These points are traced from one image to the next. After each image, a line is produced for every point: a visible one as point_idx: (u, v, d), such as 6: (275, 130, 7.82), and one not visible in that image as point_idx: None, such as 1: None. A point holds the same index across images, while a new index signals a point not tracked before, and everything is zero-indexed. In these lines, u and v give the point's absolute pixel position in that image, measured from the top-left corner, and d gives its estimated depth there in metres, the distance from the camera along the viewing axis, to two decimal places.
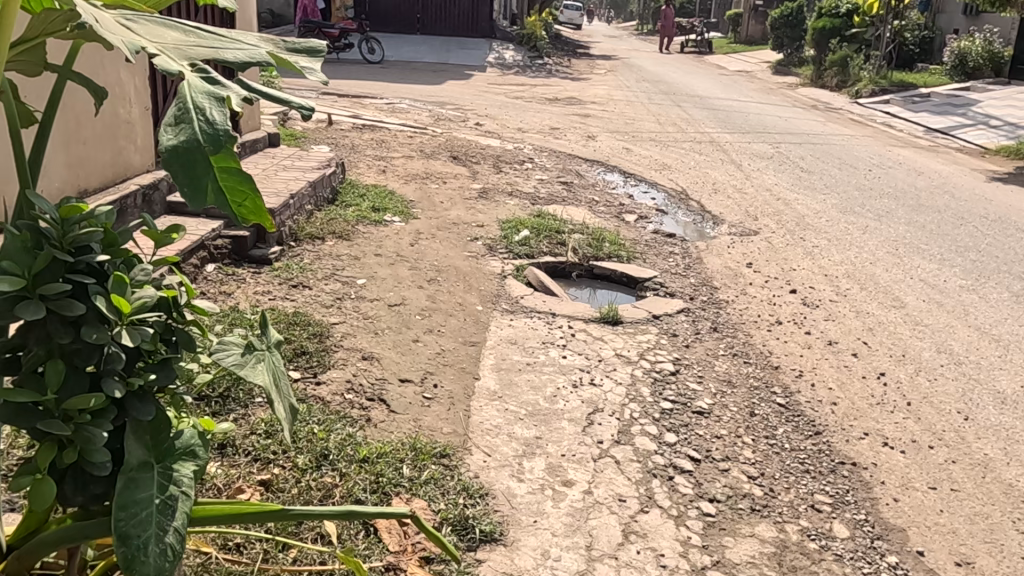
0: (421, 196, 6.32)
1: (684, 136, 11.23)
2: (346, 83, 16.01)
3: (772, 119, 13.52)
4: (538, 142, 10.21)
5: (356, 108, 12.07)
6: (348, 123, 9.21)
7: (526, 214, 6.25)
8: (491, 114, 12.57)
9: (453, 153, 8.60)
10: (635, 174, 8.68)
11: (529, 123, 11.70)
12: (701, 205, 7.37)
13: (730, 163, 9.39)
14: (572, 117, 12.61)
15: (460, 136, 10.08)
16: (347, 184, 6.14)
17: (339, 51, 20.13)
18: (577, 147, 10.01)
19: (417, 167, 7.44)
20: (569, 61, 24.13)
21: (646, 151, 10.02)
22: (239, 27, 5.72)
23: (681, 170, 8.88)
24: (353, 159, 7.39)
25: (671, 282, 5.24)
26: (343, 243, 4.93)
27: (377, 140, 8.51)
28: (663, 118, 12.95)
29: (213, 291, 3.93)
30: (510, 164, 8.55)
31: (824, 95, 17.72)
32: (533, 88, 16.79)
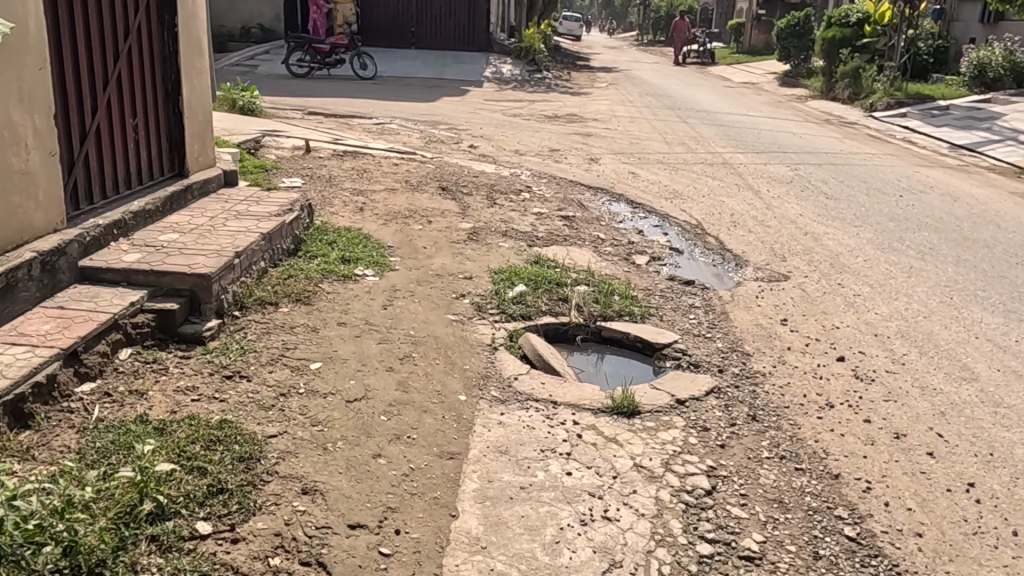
0: (401, 241, 5.50)
1: (693, 156, 10.46)
2: (336, 101, 15.29)
3: (786, 136, 12.72)
4: (537, 168, 9.43)
5: (342, 130, 11.31)
6: (329, 149, 8.43)
7: (522, 260, 5.44)
8: (487, 135, 11.81)
9: (444, 182, 7.82)
10: (642, 204, 7.89)
11: (527, 145, 10.93)
12: (719, 242, 6.56)
13: (747, 188, 8.60)
14: (573, 137, 11.83)
15: (451, 161, 9.28)
16: (315, 228, 5.32)
17: (329, 67, 19.40)
18: (579, 172, 9.23)
19: (400, 201, 6.64)
20: (568, 74, 23.40)
21: (653, 174, 9.24)
22: (186, 49, 4.90)
23: (693, 198, 8.09)
24: (328, 194, 6.59)
25: (694, 347, 4.42)
26: (300, 309, 4.11)
27: (358, 170, 7.73)
28: (670, 136, 12.18)
29: (122, 390, 3.11)
30: (505, 195, 7.76)
31: (836, 108, 16.93)
32: (531, 104, 16.05)
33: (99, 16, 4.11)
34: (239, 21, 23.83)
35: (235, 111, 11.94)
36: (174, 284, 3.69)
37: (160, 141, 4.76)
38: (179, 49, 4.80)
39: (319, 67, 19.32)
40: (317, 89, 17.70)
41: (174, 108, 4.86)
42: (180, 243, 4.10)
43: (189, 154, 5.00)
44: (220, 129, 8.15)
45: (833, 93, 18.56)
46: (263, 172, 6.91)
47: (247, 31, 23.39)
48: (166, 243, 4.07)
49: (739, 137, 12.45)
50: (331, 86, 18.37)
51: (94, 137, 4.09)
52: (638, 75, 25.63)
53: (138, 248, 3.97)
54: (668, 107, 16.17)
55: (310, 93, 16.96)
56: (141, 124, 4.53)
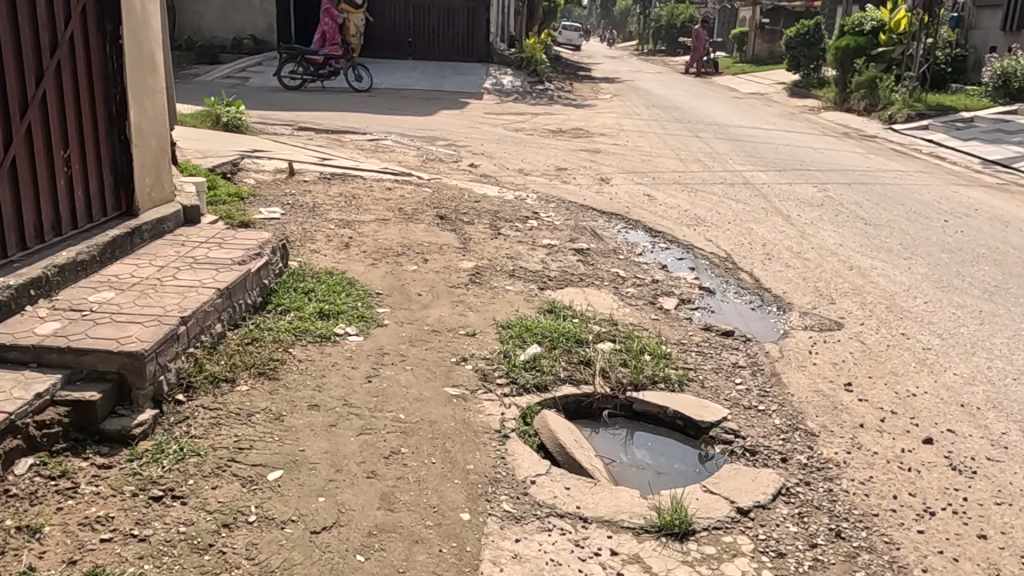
0: (392, 286, 4.72)
1: (712, 175, 9.71)
2: (329, 115, 14.55)
3: (805, 152, 11.97)
4: (544, 190, 8.66)
5: (334, 148, 10.55)
6: (316, 172, 7.66)
7: (534, 309, 4.65)
8: (489, 152, 11.05)
9: (442, 209, 7.03)
10: (664, 231, 7.12)
11: (532, 163, 10.17)
12: (754, 279, 5.78)
13: (776, 213, 7.83)
14: (581, 153, 11.07)
15: (451, 183, 8.52)
16: (290, 274, 4.52)
17: (323, 79, 18.68)
18: (590, 195, 8.46)
19: (393, 235, 5.85)
20: (570, 85, 22.68)
21: (671, 197, 8.48)
22: (134, 64, 4.11)
23: (718, 225, 7.33)
24: (311, 228, 5.81)
25: (747, 425, 3.63)
26: (264, 387, 3.31)
27: (346, 196, 6.94)
28: (684, 152, 11.42)
29: (8, 528, 2.33)
30: (511, 223, 6.98)
31: (853, 121, 16.21)
32: (534, 118, 15.32)
33: (18, 26, 3.34)
34: (231, 31, 23.14)
35: (219, 128, 11.18)
36: (96, 365, 2.89)
37: (102, 174, 3.98)
38: (125, 65, 4.03)
39: (312, 79, 18.60)
40: (309, 103, 16.96)
41: (119, 134, 4.08)
42: (114, 305, 3.31)
43: (139, 188, 4.21)
44: (195, 149, 7.37)
45: (848, 105, 17.82)
46: (237, 202, 6.13)
47: (238, 42, 22.69)
48: (96, 306, 3.28)
49: (756, 152, 11.70)
50: (324, 99, 17.64)
51: (8, 174, 3.29)
52: (642, 86, 24.94)
53: (58, 313, 3.18)
54: (677, 120, 15.44)
55: (302, 107, 16.23)
56: (75, 155, 3.76)
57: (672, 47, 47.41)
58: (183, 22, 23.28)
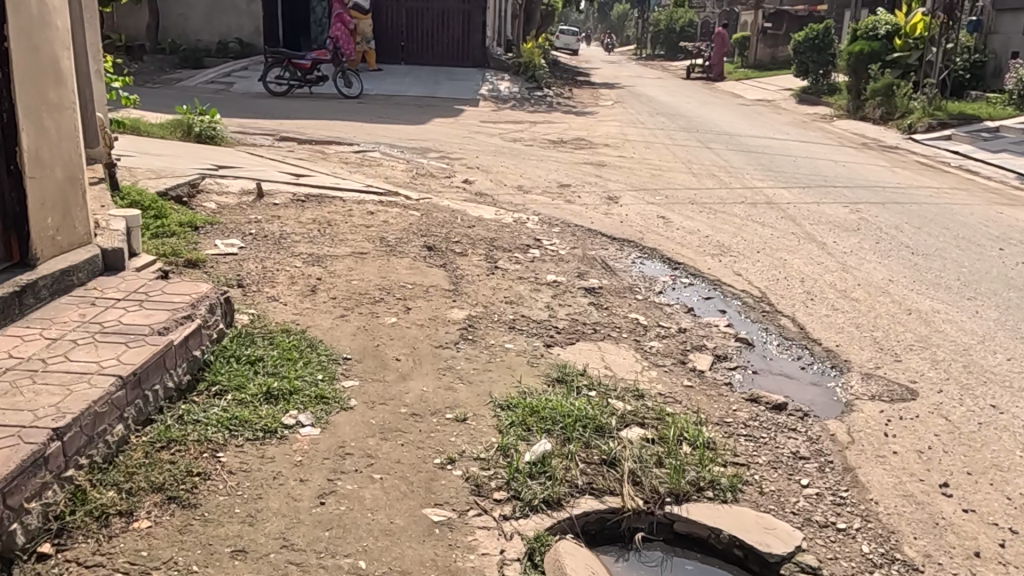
0: (365, 347, 3.81)
1: (730, 193, 8.82)
2: (315, 123, 13.65)
3: (826, 165, 11.12)
4: (547, 211, 7.76)
5: (314, 162, 9.65)
6: (288, 193, 6.75)
7: (541, 377, 3.74)
8: (484, 166, 10.16)
9: (430, 237, 6.12)
10: (685, 263, 6.22)
11: (532, 180, 9.28)
12: (799, 327, 4.90)
13: (808, 239, 6.94)
14: (585, 168, 10.19)
15: (443, 203, 7.63)
16: (235, 336, 3.61)
17: (311, 85, 17.80)
18: (597, 218, 7.56)
19: (371, 274, 4.93)
20: (569, 91, 21.83)
21: (689, 219, 7.59)
22: (26, 72, 3.20)
23: (746, 255, 6.44)
24: (274, 266, 4.89)
25: (828, 556, 2.72)
26: (171, 521, 2.42)
27: (319, 224, 6.03)
28: (696, 166, 10.54)
29: None
30: (510, 255, 6.07)
31: (869, 130, 15.38)
32: (533, 127, 14.45)
33: None
34: (216, 35, 22.28)
35: (191, 139, 10.27)
36: None
37: None
38: (12, 75, 3.12)
39: (299, 85, 17.72)
40: (294, 110, 16.07)
41: (6, 163, 3.18)
42: None
43: (36, 231, 3.32)
44: (149, 167, 6.46)
45: (862, 113, 17.00)
46: (188, 234, 5.25)
47: (224, 45, 21.81)
48: None
49: (774, 166, 10.84)
50: (311, 105, 16.75)
51: None
52: (643, 91, 24.07)
53: None
54: (684, 129, 14.59)
55: (287, 115, 15.33)
56: None
57: (671, 51, 46.71)
58: (167, 25, 22.39)
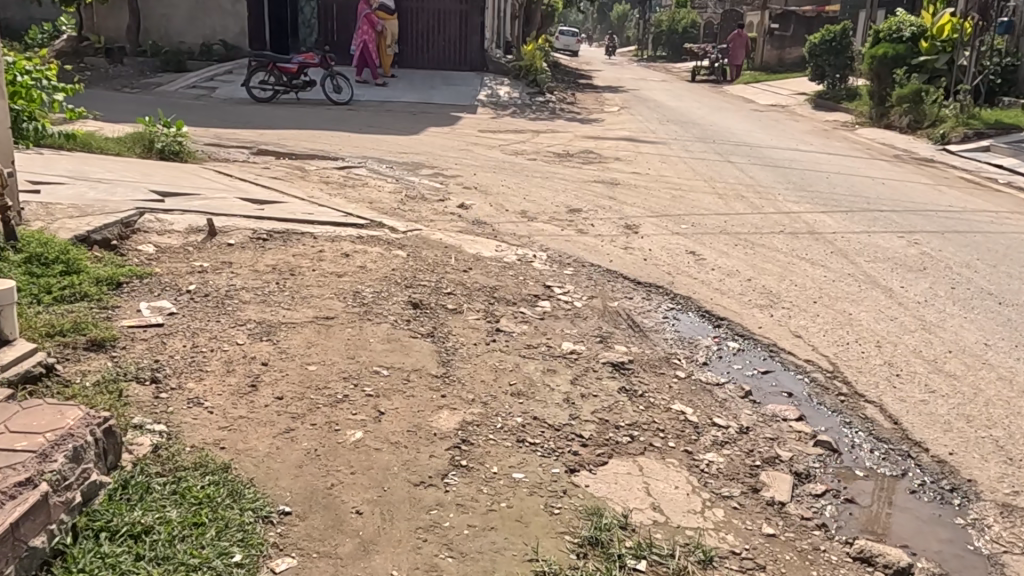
0: (312, 492, 2.67)
1: (763, 220, 7.71)
2: (298, 133, 12.55)
3: (861, 182, 10.02)
4: (554, 245, 6.64)
5: (289, 182, 8.54)
6: (246, 229, 5.64)
7: (566, 538, 2.59)
8: (482, 186, 9.05)
9: (416, 288, 4.98)
10: (729, 318, 5.09)
11: (536, 204, 8.16)
12: (895, 423, 3.77)
13: (870, 283, 5.82)
14: (595, 188, 9.09)
15: (435, 237, 6.51)
16: (117, 487, 2.47)
17: (297, 90, 16.67)
18: (615, 254, 6.44)
19: (336, 352, 3.79)
20: (573, 95, 20.71)
21: (722, 254, 6.47)
22: None
23: (800, 306, 5.31)
24: (209, 344, 3.74)
25: None
26: None
27: (278, 274, 4.89)
28: (719, 185, 9.43)
29: None
30: (515, 313, 4.94)
31: (898, 140, 14.28)
32: (535, 136, 13.34)
33: None
34: (200, 37, 21.11)
35: (153, 155, 9.16)
36: None
37: None
38: None
39: (285, 90, 16.64)
40: (277, 118, 14.94)
41: None
42: None
43: None
44: (75, 203, 5.33)
45: (887, 120, 15.90)
46: (103, 296, 4.12)
47: (208, 47, 20.63)
48: None
49: (806, 183, 9.73)
50: (297, 113, 15.63)
51: None
52: (648, 95, 22.94)
53: None
54: (699, 139, 13.51)
55: (269, 124, 14.20)
56: None
57: (674, 54, 45.72)
58: (149, 27, 21.27)
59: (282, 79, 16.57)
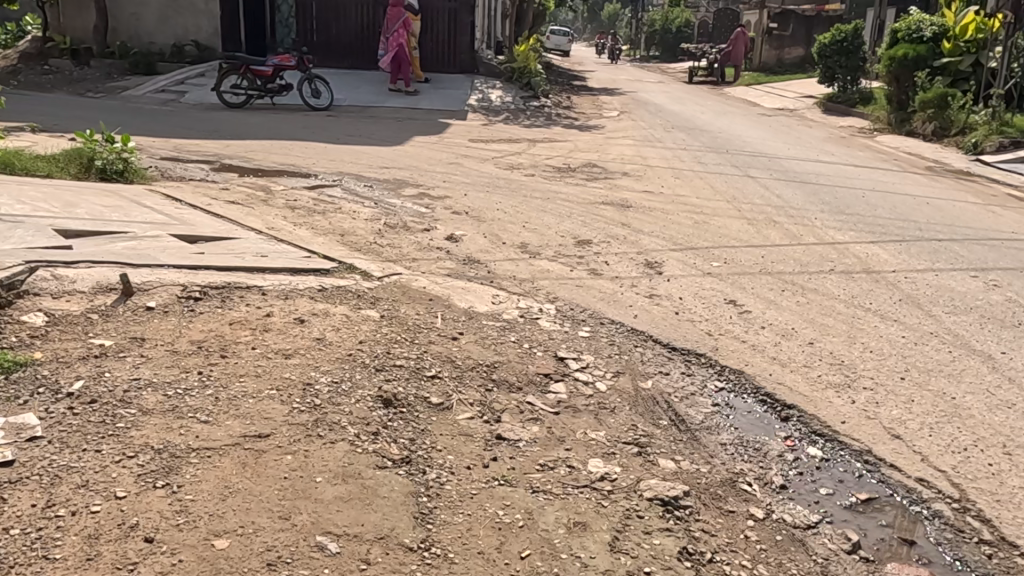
0: None
1: (806, 255, 6.55)
2: (270, 145, 11.33)
3: (901, 200, 8.90)
4: (564, 292, 5.45)
5: (250, 210, 7.34)
6: (175, 286, 4.44)
7: None
8: (474, 211, 7.85)
9: (390, 372, 3.77)
10: (799, 408, 3.91)
11: (537, 235, 6.97)
12: None
13: (961, 347, 4.66)
14: (604, 212, 7.91)
15: (417, 285, 5.33)
16: None
17: (272, 95, 15.43)
18: (639, 305, 5.26)
19: (265, 506, 2.59)
20: (568, 99, 19.55)
21: (769, 305, 5.30)
22: None
23: (886, 386, 4.14)
24: (71, 499, 2.53)
25: None
26: None
27: (204, 356, 3.68)
28: (745, 208, 8.26)
29: None
30: (520, 405, 3.73)
31: (925, 149, 13.16)
32: (531, 146, 12.18)
33: None
34: (172, 37, 19.80)
35: (92, 176, 7.93)
36: None
37: None
38: None
39: (259, 95, 15.43)
40: (249, 125, 13.69)
41: None
42: None
43: None
44: None
45: (909, 127, 14.76)
46: None
47: (180, 48, 19.33)
48: None
49: (842, 204, 8.59)
50: (271, 120, 14.40)
51: None
52: (648, 99, 21.81)
53: None
54: (710, 149, 12.38)
55: (239, 132, 12.96)
56: None
57: (667, 54, 44.68)
58: (117, 27, 19.93)
59: (256, 83, 15.38)
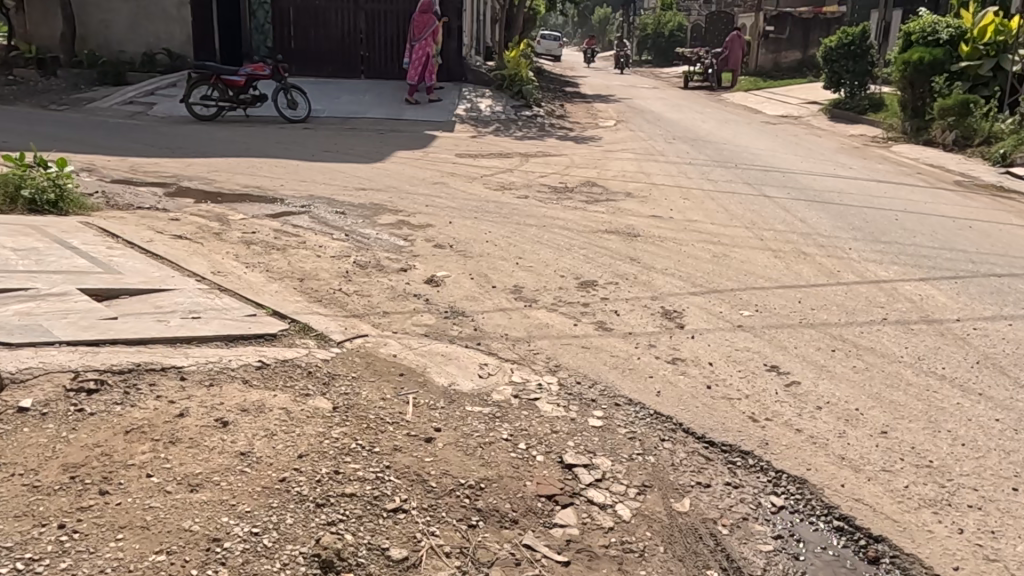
0: None
1: (851, 298, 5.57)
2: (237, 163, 10.31)
3: (938, 222, 7.96)
4: (566, 358, 4.43)
5: (199, 248, 6.31)
6: (66, 373, 3.42)
7: None
8: (459, 243, 6.84)
9: (337, 507, 2.76)
10: (889, 543, 2.91)
11: (532, 275, 5.96)
12: None
13: None
14: (608, 243, 6.92)
15: (385, 352, 4.31)
16: None
17: (246, 106, 14.40)
18: (660, 375, 4.25)
19: None
20: (562, 108, 18.57)
21: (820, 374, 4.31)
22: None
23: (999, 504, 3.16)
24: None
25: None
26: None
27: (74, 493, 2.66)
28: (767, 235, 7.28)
29: None
30: (515, 552, 2.71)
31: (948, 160, 12.24)
32: (523, 161, 11.21)
33: None
34: (143, 45, 18.72)
35: (21, 207, 6.90)
36: None
37: None
38: None
39: (231, 106, 14.41)
40: (218, 140, 12.66)
41: None
42: None
43: None
44: None
45: (927, 137, 13.87)
46: None
47: (151, 57, 18.25)
48: None
49: (875, 228, 7.64)
50: (243, 133, 13.38)
51: None
52: (646, 106, 20.86)
53: None
54: (717, 163, 11.43)
55: (205, 147, 11.93)
56: None
57: (661, 58, 43.89)
58: (85, 34, 18.84)
59: (227, 93, 14.35)
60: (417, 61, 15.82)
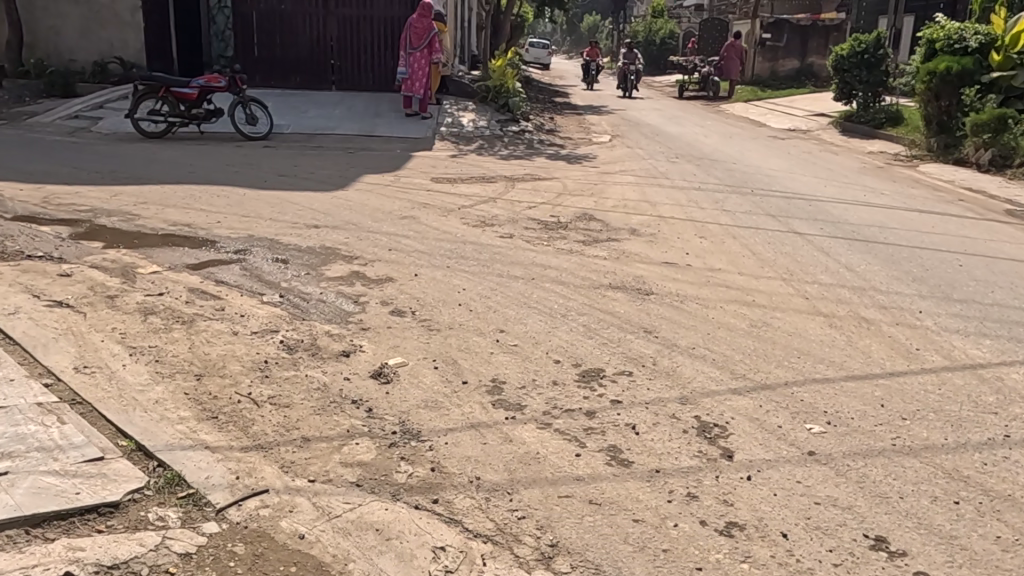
0: None
1: (951, 399, 4.10)
2: (173, 192, 8.81)
3: (1012, 270, 6.53)
4: (568, 528, 2.92)
5: (78, 321, 4.78)
6: None
7: None
8: (424, 307, 5.34)
9: None
10: None
11: (516, 362, 4.46)
12: None
13: None
14: (614, 305, 5.44)
15: (288, 527, 2.81)
16: None
17: (199, 122, 12.89)
18: (714, 566, 2.75)
19: None
20: (551, 121, 17.11)
21: (954, 559, 2.83)
22: None
23: None
24: None
25: None
26: None
27: None
28: (812, 291, 5.83)
29: None
30: None
31: (988, 183, 10.86)
32: (507, 187, 9.73)
33: None
34: (95, 52, 17.11)
35: None
36: None
37: None
38: None
39: (182, 123, 12.86)
40: (161, 161, 11.15)
41: None
42: None
43: None
44: None
45: (957, 155, 12.51)
46: None
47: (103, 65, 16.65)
48: None
49: (943, 279, 6.19)
50: (193, 152, 11.89)
51: None
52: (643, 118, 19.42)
53: None
54: (731, 188, 9.98)
55: (143, 170, 10.43)
56: None
57: (652, 66, 42.52)
58: (33, 41, 17.21)
59: (178, 108, 12.82)
60: (417, 69, 14.47)
